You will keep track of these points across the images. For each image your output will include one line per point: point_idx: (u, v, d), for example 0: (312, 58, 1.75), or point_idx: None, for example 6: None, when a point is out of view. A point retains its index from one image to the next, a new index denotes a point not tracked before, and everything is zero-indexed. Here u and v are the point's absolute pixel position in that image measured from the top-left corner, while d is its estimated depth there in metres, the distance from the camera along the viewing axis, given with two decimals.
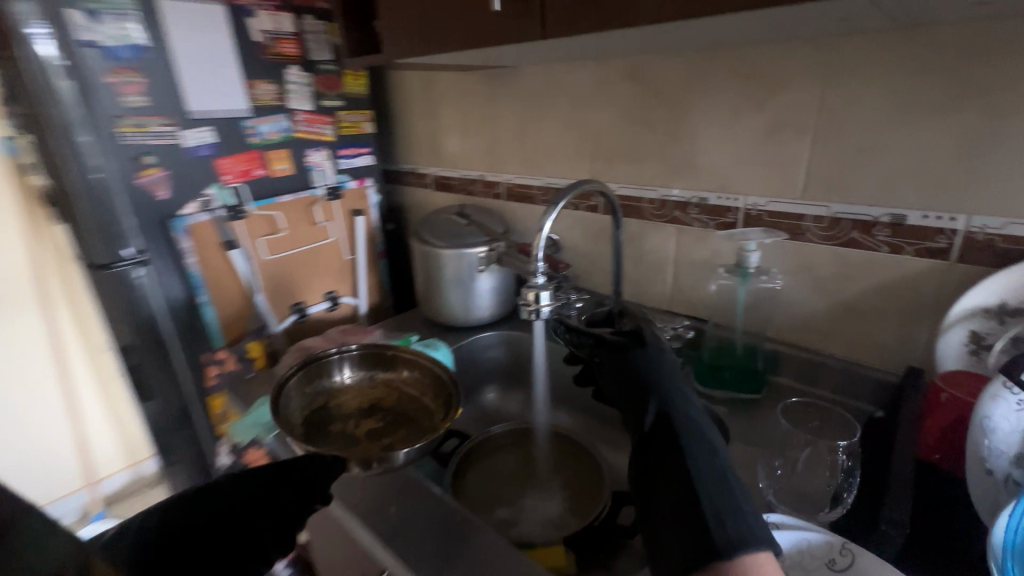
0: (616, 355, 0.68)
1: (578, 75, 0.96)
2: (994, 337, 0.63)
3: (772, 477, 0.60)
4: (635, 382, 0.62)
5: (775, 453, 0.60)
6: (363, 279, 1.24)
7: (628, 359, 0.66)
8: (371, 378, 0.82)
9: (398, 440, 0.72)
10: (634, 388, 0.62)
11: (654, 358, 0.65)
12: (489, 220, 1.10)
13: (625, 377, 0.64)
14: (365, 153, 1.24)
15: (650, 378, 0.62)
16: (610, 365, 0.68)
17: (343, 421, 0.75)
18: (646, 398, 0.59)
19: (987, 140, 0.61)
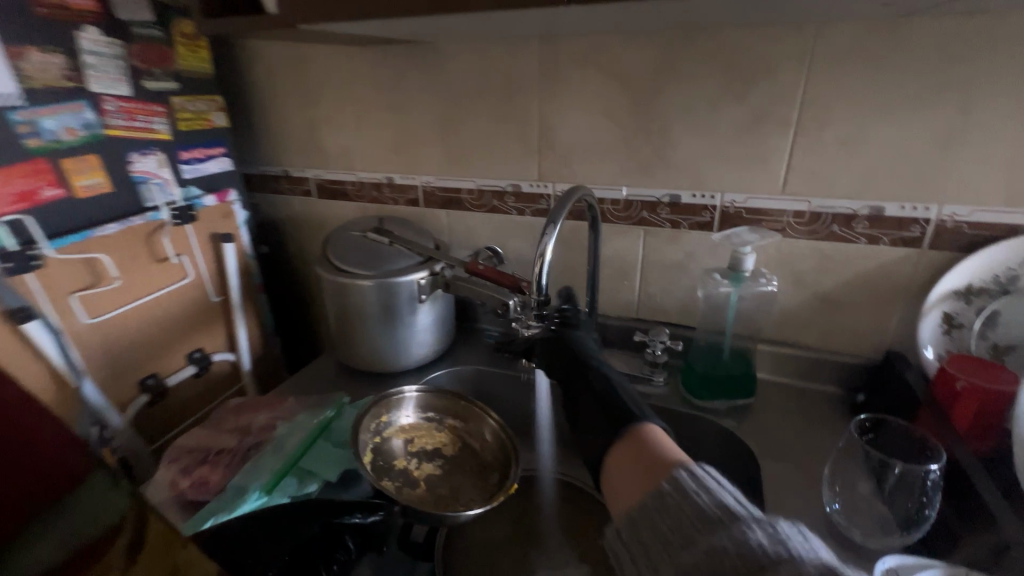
0: (551, 340, 0.75)
1: (519, 56, 0.80)
2: (963, 316, 0.69)
3: (846, 502, 0.56)
4: (568, 362, 0.70)
5: (853, 476, 0.55)
6: (243, 327, 0.93)
7: (558, 340, 0.74)
8: (439, 421, 0.72)
9: (455, 495, 0.64)
10: (563, 368, 0.71)
11: (580, 337, 0.74)
12: (414, 235, 0.88)
13: (555, 356, 0.73)
14: (219, 154, 0.91)
15: (571, 353, 0.71)
16: (551, 350, 0.74)
17: (404, 459, 0.68)
18: (581, 373, 0.67)
19: (960, 133, 0.63)
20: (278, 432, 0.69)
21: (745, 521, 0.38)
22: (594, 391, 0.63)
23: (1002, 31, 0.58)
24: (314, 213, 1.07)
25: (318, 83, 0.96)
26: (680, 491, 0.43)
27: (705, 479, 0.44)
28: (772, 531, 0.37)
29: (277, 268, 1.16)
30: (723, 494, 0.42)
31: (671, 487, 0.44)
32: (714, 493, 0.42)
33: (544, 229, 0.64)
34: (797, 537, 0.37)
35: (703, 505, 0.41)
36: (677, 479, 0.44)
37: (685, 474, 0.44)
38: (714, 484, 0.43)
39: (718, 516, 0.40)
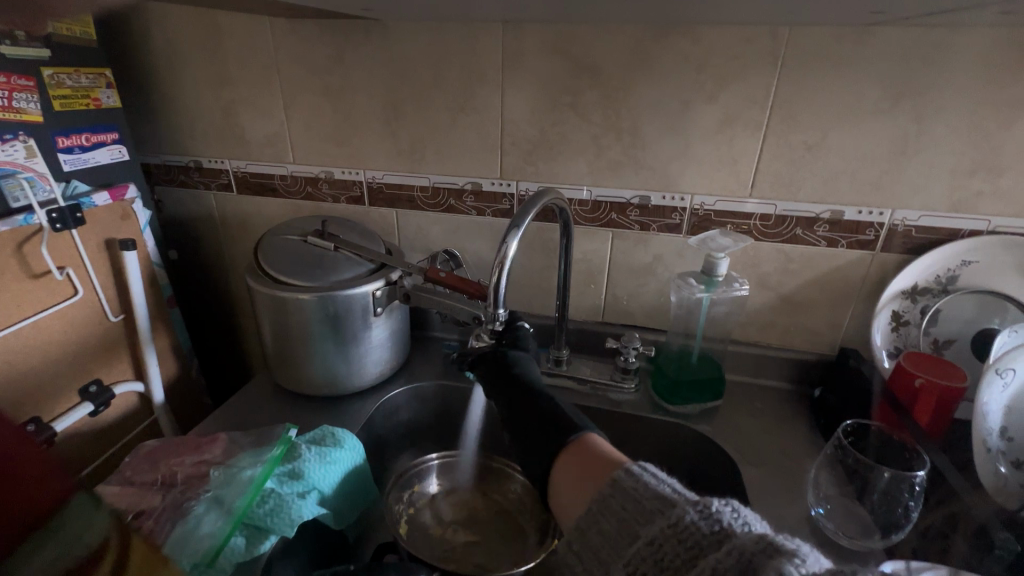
0: (490, 359, 0.64)
1: (478, 41, 0.73)
2: (909, 313, 0.73)
3: (830, 507, 0.58)
4: (507, 386, 0.59)
5: (842, 482, 0.57)
6: (153, 351, 0.78)
7: (498, 358, 0.63)
8: (467, 483, 0.77)
9: (494, 558, 0.68)
10: (501, 394, 0.59)
11: (523, 358, 0.63)
12: (361, 239, 0.78)
13: (495, 383, 0.61)
14: (110, 141, 0.75)
15: (511, 376, 0.60)
16: (489, 372, 0.63)
17: (439, 528, 0.72)
18: (523, 398, 0.56)
19: (914, 140, 0.66)
20: (212, 480, 0.59)
21: (680, 506, 0.36)
22: (540, 420, 0.52)
23: (957, 44, 0.60)
24: (234, 210, 0.93)
25: (235, 59, 0.81)
26: (619, 490, 0.40)
27: (643, 473, 0.40)
28: (705, 511, 0.35)
29: (188, 274, 1.00)
30: (661, 484, 0.39)
31: (611, 489, 0.40)
32: (652, 485, 0.39)
33: (505, 233, 0.56)
34: (732, 513, 0.35)
35: (642, 500, 0.38)
36: (614, 479, 0.40)
37: (621, 472, 0.41)
38: (651, 477, 0.39)
39: (656, 507, 0.37)
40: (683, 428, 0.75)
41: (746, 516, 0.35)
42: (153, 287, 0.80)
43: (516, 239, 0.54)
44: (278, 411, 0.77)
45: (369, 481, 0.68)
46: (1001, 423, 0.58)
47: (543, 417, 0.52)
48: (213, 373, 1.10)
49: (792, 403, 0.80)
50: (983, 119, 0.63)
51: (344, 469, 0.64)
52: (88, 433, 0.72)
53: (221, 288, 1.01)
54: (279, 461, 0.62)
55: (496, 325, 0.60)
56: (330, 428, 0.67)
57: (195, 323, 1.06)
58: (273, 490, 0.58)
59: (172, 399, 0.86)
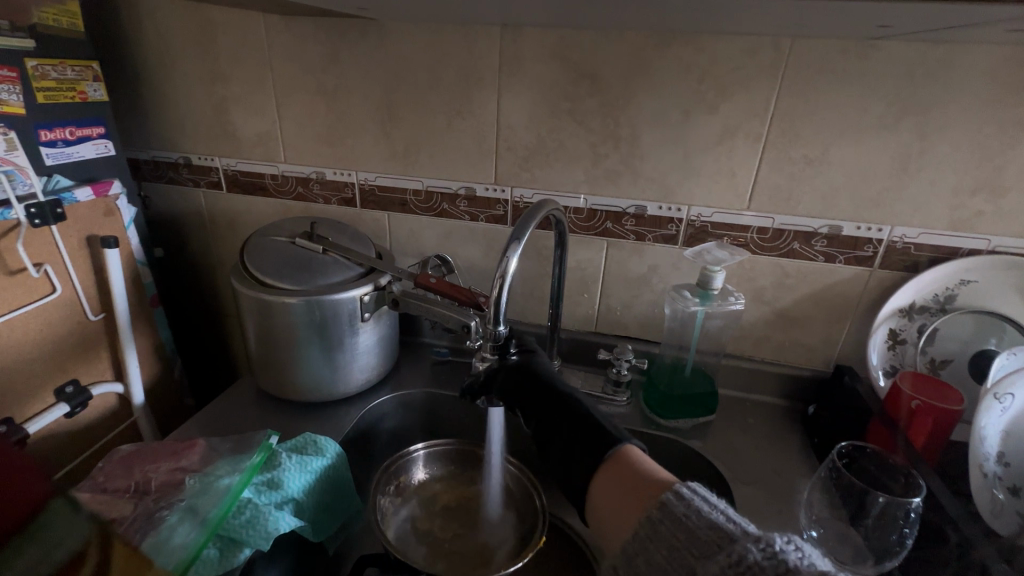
0: (508, 368, 0.60)
1: (477, 45, 0.71)
2: (906, 332, 0.72)
3: (822, 530, 0.57)
4: (534, 397, 0.56)
5: (835, 505, 0.56)
6: (134, 353, 0.76)
7: (517, 368, 0.60)
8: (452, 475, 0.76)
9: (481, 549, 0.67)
10: (529, 406, 0.56)
11: (541, 361, 0.60)
12: (352, 242, 0.77)
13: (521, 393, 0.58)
14: (96, 135, 0.73)
15: (535, 386, 0.57)
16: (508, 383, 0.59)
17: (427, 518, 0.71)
18: (558, 411, 0.54)
19: (915, 157, 0.65)
20: (187, 488, 0.57)
21: (740, 541, 0.36)
22: (582, 435, 0.51)
23: (961, 62, 0.60)
24: (224, 209, 0.91)
25: (229, 56, 0.80)
26: (670, 516, 0.40)
27: (694, 497, 0.40)
28: (768, 549, 0.34)
29: (175, 271, 0.99)
30: (714, 511, 0.39)
31: (660, 514, 0.40)
32: (704, 513, 0.39)
33: (506, 247, 0.55)
34: (795, 551, 0.34)
35: (695, 530, 0.38)
36: (665, 503, 0.40)
37: (671, 496, 0.41)
38: (703, 503, 0.39)
39: (711, 539, 0.37)
40: (675, 443, 0.73)
41: (808, 553, 0.35)
42: (137, 285, 0.79)
43: (517, 256, 0.53)
44: (260, 416, 0.75)
45: (352, 491, 0.66)
46: (999, 448, 0.57)
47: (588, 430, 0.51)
48: (198, 372, 1.08)
49: (785, 419, 0.78)
50: (985, 139, 0.62)
51: (325, 478, 0.62)
52: (63, 434, 0.70)
53: (208, 287, 0.99)
54: (258, 470, 0.60)
55: (497, 343, 0.59)
56: (313, 435, 0.65)
57: (181, 321, 1.03)
58: (251, 500, 0.56)
59: (153, 400, 0.83)
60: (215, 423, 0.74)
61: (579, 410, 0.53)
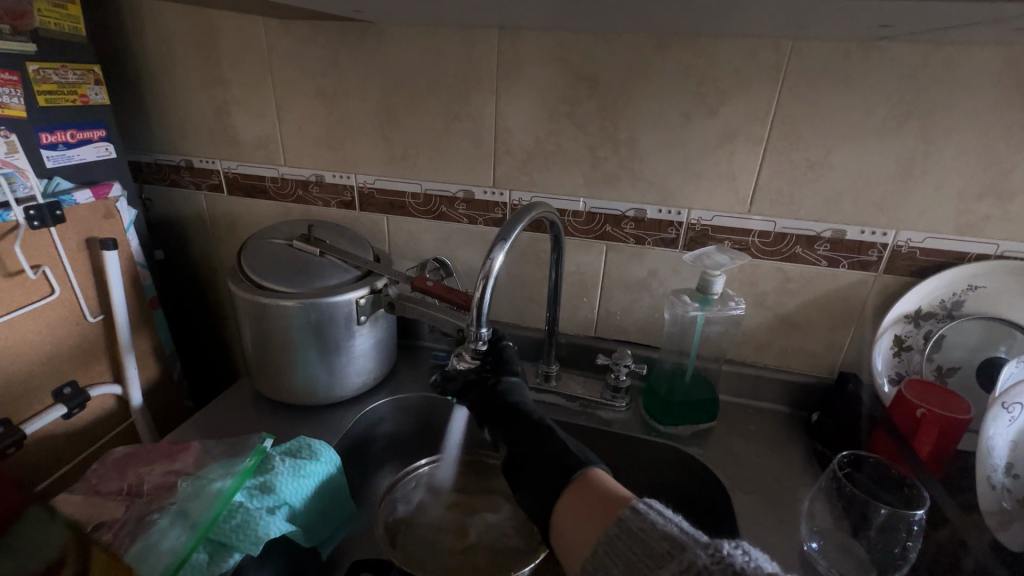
0: (481, 389, 0.63)
1: (474, 48, 0.71)
2: (912, 338, 0.71)
3: (825, 540, 0.55)
4: (504, 417, 0.58)
5: (839, 516, 0.55)
6: (132, 356, 0.76)
7: (489, 389, 0.62)
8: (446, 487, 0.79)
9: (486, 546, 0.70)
10: (498, 427, 0.58)
11: (513, 383, 0.62)
12: (349, 245, 0.77)
13: (487, 409, 0.60)
14: (97, 138, 0.73)
15: (505, 407, 0.59)
16: (481, 403, 0.61)
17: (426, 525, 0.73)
18: (527, 432, 0.55)
19: (921, 160, 0.63)
20: (179, 491, 0.56)
21: (690, 549, 0.37)
22: (545, 453, 0.52)
23: (967, 62, 0.58)
24: (224, 211, 0.91)
25: (229, 59, 0.80)
26: (626, 531, 0.40)
27: (649, 512, 0.41)
28: (716, 553, 0.36)
29: (175, 273, 0.99)
30: (668, 525, 0.40)
31: (617, 529, 0.41)
32: (659, 526, 0.39)
33: (492, 246, 0.54)
34: (742, 555, 0.36)
35: (650, 542, 0.38)
36: (620, 519, 0.41)
37: (628, 511, 0.41)
38: (657, 517, 0.40)
39: (666, 551, 0.37)
40: (674, 450, 0.72)
41: (756, 559, 0.36)
42: (136, 287, 0.79)
43: (499, 252, 0.53)
44: (257, 419, 0.75)
45: (346, 494, 0.66)
46: (1008, 459, 0.55)
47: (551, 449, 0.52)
48: (200, 374, 1.08)
49: (788, 426, 0.77)
50: (993, 142, 0.61)
51: (318, 482, 0.62)
52: (59, 435, 0.70)
53: (209, 290, 0.99)
54: (251, 474, 0.59)
55: (478, 349, 0.58)
56: (307, 440, 0.65)
57: (183, 323, 1.04)
58: (241, 505, 0.55)
59: (151, 402, 0.84)
60: (212, 426, 0.73)
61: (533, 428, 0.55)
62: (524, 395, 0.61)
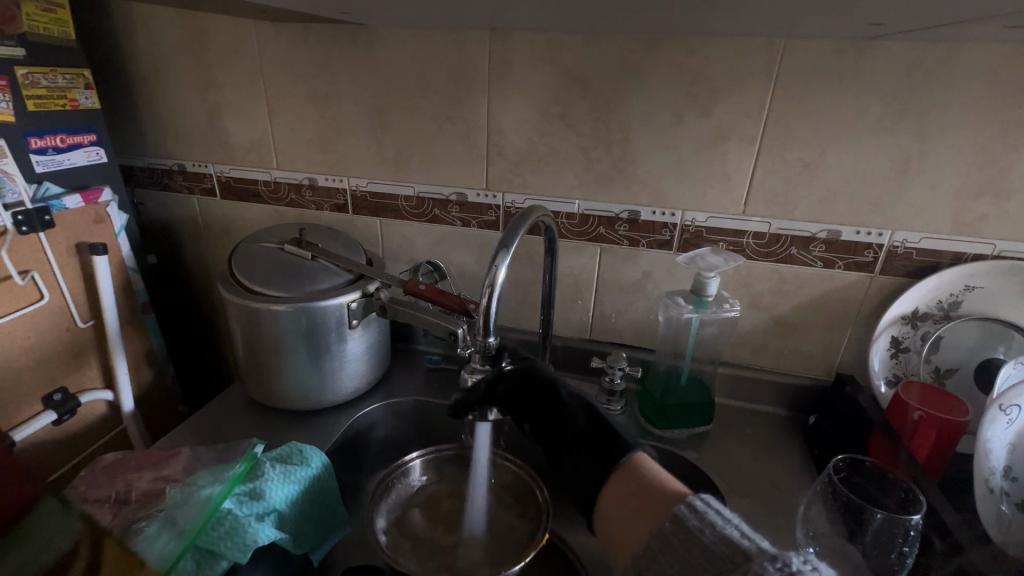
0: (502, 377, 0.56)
1: (466, 49, 0.71)
2: (909, 340, 0.70)
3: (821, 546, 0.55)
4: (537, 404, 0.54)
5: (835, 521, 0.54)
6: (124, 361, 0.76)
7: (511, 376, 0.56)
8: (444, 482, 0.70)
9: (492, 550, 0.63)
10: (532, 414, 0.54)
11: (537, 364, 0.57)
12: (342, 249, 0.76)
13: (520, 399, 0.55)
14: (87, 143, 0.73)
15: (535, 392, 0.54)
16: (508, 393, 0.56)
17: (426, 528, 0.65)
18: (568, 416, 0.51)
19: (915, 161, 0.63)
20: (166, 499, 0.56)
21: (757, 559, 0.34)
22: (587, 437, 0.49)
23: (961, 61, 0.58)
24: (217, 215, 0.91)
25: (221, 63, 0.80)
26: (683, 530, 0.38)
27: (707, 510, 0.39)
28: (786, 569, 0.33)
29: (169, 278, 0.99)
30: (727, 526, 0.37)
31: (674, 527, 0.39)
32: (717, 527, 0.37)
33: (494, 255, 0.53)
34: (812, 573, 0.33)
35: (711, 545, 0.36)
36: (677, 515, 0.39)
37: (684, 508, 0.39)
38: (716, 517, 0.38)
39: (727, 557, 0.35)
40: (669, 454, 0.71)
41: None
42: (127, 293, 0.79)
43: (501, 261, 0.51)
44: (249, 424, 0.74)
45: (338, 500, 0.65)
46: (1005, 462, 0.55)
47: (594, 429, 0.49)
48: (195, 378, 1.08)
49: (785, 430, 0.76)
50: (988, 141, 0.60)
51: (309, 488, 0.61)
52: (49, 442, 0.70)
53: (203, 294, 0.99)
54: (240, 480, 0.59)
55: (489, 353, 0.57)
56: (297, 445, 0.65)
57: (178, 328, 1.04)
58: (230, 512, 0.55)
59: (144, 408, 0.83)
60: (204, 431, 0.73)
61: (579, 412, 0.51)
62: (553, 373, 0.56)
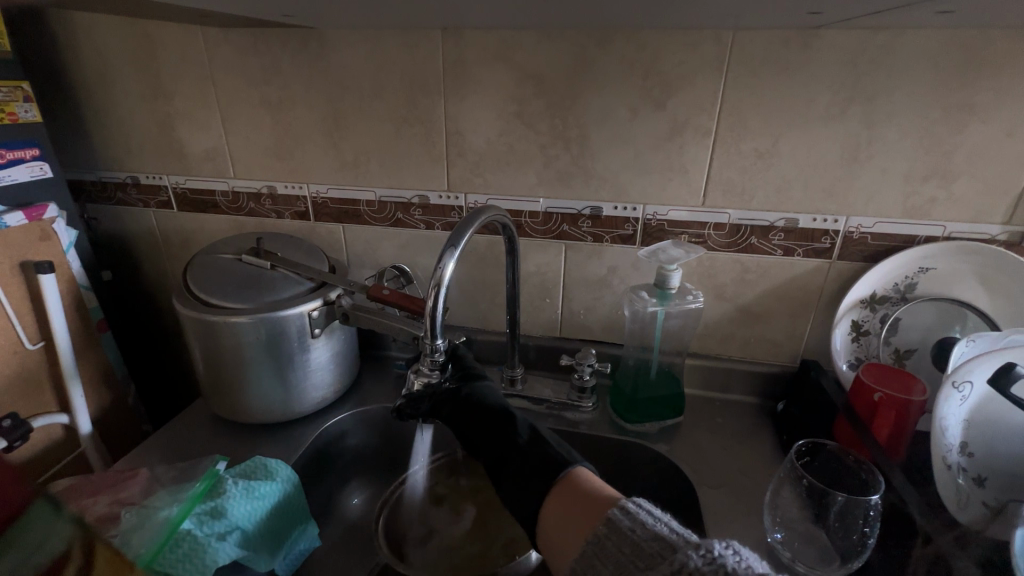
0: (449, 399, 0.58)
1: (419, 50, 0.70)
2: (868, 323, 0.71)
3: (787, 528, 0.56)
4: (482, 422, 0.55)
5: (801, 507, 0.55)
6: (79, 383, 0.73)
7: (458, 398, 0.58)
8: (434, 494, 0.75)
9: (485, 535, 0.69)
10: (477, 433, 0.55)
11: (484, 385, 0.59)
12: (303, 256, 0.75)
13: (465, 421, 0.56)
14: (30, 158, 0.70)
15: (482, 411, 0.55)
16: (455, 414, 0.57)
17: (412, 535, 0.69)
18: (508, 440, 0.53)
19: (865, 146, 0.64)
20: (122, 522, 0.54)
21: (681, 550, 0.36)
22: (529, 454, 0.51)
23: (904, 48, 0.59)
24: (175, 228, 0.88)
25: (170, 71, 0.77)
26: (616, 531, 0.40)
27: (638, 511, 0.41)
28: (708, 555, 0.34)
29: (130, 293, 0.96)
30: (657, 524, 0.39)
31: (607, 529, 0.40)
32: (648, 525, 0.39)
33: (441, 253, 0.52)
34: (734, 555, 0.34)
35: (641, 542, 0.38)
36: (610, 519, 0.41)
37: (616, 511, 0.41)
38: (647, 516, 0.40)
39: (656, 551, 0.37)
40: (641, 449, 0.71)
41: (747, 559, 0.34)
42: (79, 313, 0.76)
43: (446, 257, 0.51)
44: (213, 440, 0.73)
45: (305, 511, 0.63)
46: (962, 440, 0.56)
47: (534, 450, 0.51)
48: (161, 396, 1.05)
49: (756, 417, 0.77)
50: (932, 124, 0.61)
51: (273, 503, 0.60)
52: None
53: (165, 309, 0.96)
54: (201, 500, 0.57)
55: (438, 358, 0.55)
56: (262, 460, 0.63)
57: (140, 345, 1.01)
58: (188, 532, 0.54)
59: (102, 430, 0.80)
60: (165, 451, 0.71)
61: (520, 435, 0.53)
62: (500, 395, 0.58)
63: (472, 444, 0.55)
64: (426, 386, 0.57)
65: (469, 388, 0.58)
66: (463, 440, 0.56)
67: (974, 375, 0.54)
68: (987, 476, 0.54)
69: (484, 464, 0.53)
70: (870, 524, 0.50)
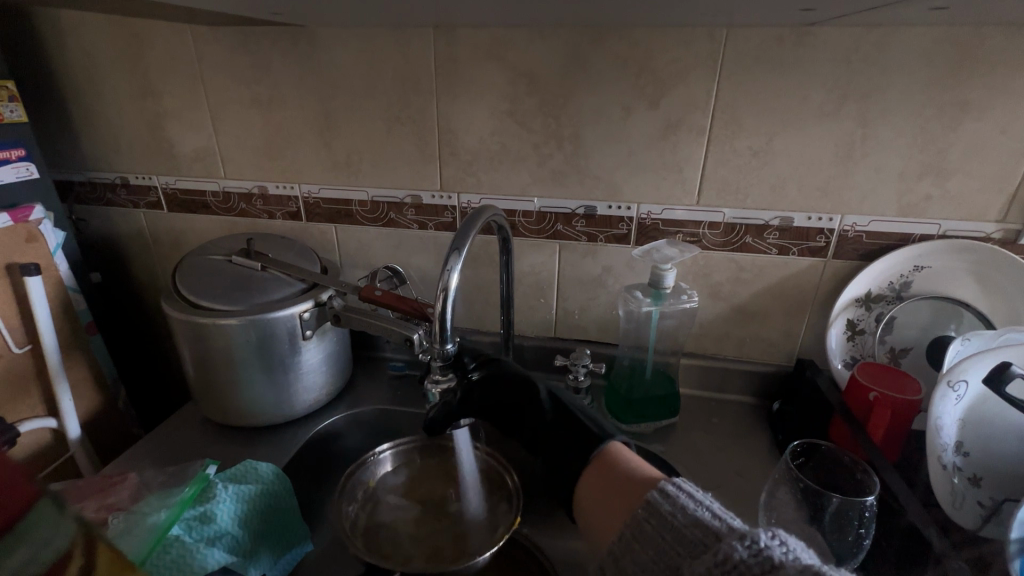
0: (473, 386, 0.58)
1: (411, 49, 0.69)
2: (864, 322, 0.71)
3: None
4: (517, 408, 0.56)
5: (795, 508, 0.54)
6: (67, 387, 0.72)
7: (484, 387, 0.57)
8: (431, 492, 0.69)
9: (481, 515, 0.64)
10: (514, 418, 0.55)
11: (500, 364, 0.59)
12: (297, 258, 0.74)
13: (499, 410, 0.56)
14: (15, 158, 0.69)
15: (513, 397, 0.56)
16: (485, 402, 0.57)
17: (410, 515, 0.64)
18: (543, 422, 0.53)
19: (859, 144, 0.64)
20: (109, 528, 0.53)
21: (725, 538, 0.34)
22: (561, 425, 0.52)
23: (897, 46, 0.59)
24: (166, 229, 0.87)
25: (159, 70, 0.76)
26: (655, 515, 0.38)
27: (679, 494, 0.39)
28: (754, 546, 0.32)
29: (120, 295, 0.95)
30: (699, 508, 0.37)
31: (646, 513, 0.39)
32: (689, 510, 0.37)
33: (447, 258, 0.51)
34: (780, 545, 0.32)
35: (682, 528, 0.36)
36: (650, 502, 0.39)
37: (656, 494, 0.39)
38: (688, 500, 0.38)
39: (698, 537, 0.35)
40: (637, 449, 0.71)
41: (794, 548, 0.32)
42: (67, 315, 0.75)
43: (452, 260, 0.50)
44: (204, 444, 0.72)
45: (296, 515, 0.63)
46: (957, 438, 0.55)
47: (569, 428, 0.51)
48: (154, 398, 1.04)
49: (750, 417, 0.76)
50: (927, 122, 0.61)
51: (263, 507, 0.59)
52: None
53: (156, 311, 0.95)
54: (190, 504, 0.57)
55: (448, 360, 0.55)
56: (253, 463, 0.62)
57: (131, 347, 1.00)
58: (177, 538, 0.53)
59: (91, 434, 0.79)
60: (156, 454, 0.70)
61: (554, 415, 0.53)
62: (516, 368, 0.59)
63: (507, 426, 0.57)
64: (448, 392, 0.56)
65: (488, 368, 0.58)
66: (500, 424, 0.57)
67: (975, 371, 0.54)
68: (983, 476, 0.54)
69: (524, 442, 0.56)
70: (865, 525, 0.50)
